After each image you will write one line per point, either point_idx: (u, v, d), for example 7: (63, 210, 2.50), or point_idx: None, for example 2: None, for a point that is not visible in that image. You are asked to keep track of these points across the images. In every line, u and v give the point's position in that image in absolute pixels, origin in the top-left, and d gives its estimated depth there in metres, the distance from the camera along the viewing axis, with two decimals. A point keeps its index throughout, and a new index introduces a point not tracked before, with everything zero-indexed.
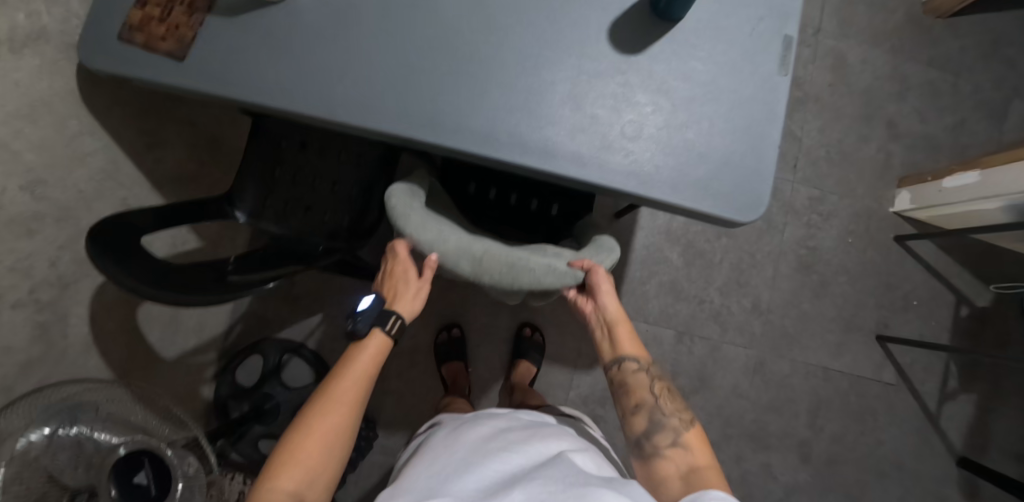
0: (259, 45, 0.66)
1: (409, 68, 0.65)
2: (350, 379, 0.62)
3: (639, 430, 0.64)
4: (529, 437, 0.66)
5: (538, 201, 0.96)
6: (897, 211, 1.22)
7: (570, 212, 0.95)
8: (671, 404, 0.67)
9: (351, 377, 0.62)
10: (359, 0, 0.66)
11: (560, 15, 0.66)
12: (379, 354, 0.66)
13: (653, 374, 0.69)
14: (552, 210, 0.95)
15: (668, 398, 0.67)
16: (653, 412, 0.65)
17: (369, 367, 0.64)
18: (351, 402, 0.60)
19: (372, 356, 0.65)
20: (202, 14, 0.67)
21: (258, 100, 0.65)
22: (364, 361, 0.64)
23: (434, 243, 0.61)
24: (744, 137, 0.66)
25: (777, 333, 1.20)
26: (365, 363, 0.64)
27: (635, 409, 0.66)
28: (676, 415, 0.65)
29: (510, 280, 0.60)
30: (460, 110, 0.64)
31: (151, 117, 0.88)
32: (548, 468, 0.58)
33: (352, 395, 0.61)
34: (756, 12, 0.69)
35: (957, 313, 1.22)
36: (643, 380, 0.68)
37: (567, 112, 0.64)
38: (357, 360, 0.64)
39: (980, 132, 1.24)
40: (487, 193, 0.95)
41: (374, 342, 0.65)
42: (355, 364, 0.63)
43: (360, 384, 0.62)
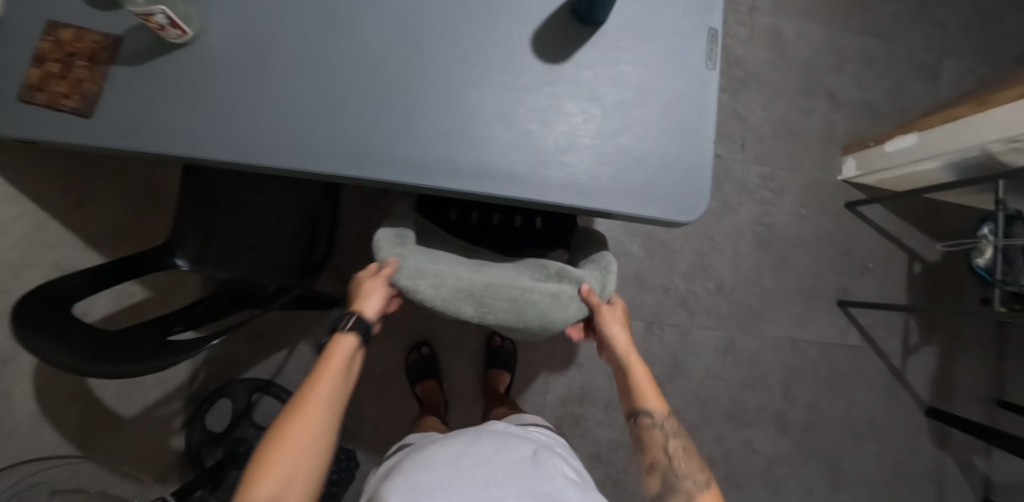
0: (170, 92, 0.63)
1: (332, 102, 0.63)
2: (329, 375, 0.60)
3: (654, 491, 0.65)
4: (499, 446, 0.64)
5: (522, 215, 0.90)
6: (844, 179, 1.25)
7: (557, 223, 0.89)
8: (687, 465, 0.66)
9: (329, 376, 0.60)
10: (272, 36, 0.64)
11: (481, 32, 0.64)
12: (351, 353, 0.63)
13: (671, 430, 0.66)
14: (537, 224, 0.89)
15: (684, 460, 0.66)
16: (668, 474, 0.65)
17: (342, 367, 0.62)
18: (330, 402, 0.59)
19: (346, 356, 0.62)
20: (105, 66, 0.63)
21: (177, 150, 0.62)
22: (342, 358, 0.62)
23: (432, 292, 0.59)
24: (678, 137, 0.65)
25: (743, 311, 1.22)
26: (344, 360, 0.62)
27: (650, 468, 0.67)
28: (690, 477, 0.64)
29: (516, 316, 0.60)
30: (389, 140, 0.62)
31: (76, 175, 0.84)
32: (523, 478, 0.59)
33: (330, 395, 0.59)
34: (680, 7, 0.68)
35: (912, 271, 1.26)
36: (659, 438, 0.66)
37: (497, 131, 0.63)
38: (335, 357, 0.62)
39: (916, 93, 1.28)
40: (470, 216, 0.89)
41: (348, 342, 0.63)
42: (334, 363, 0.61)
43: (339, 378, 0.61)
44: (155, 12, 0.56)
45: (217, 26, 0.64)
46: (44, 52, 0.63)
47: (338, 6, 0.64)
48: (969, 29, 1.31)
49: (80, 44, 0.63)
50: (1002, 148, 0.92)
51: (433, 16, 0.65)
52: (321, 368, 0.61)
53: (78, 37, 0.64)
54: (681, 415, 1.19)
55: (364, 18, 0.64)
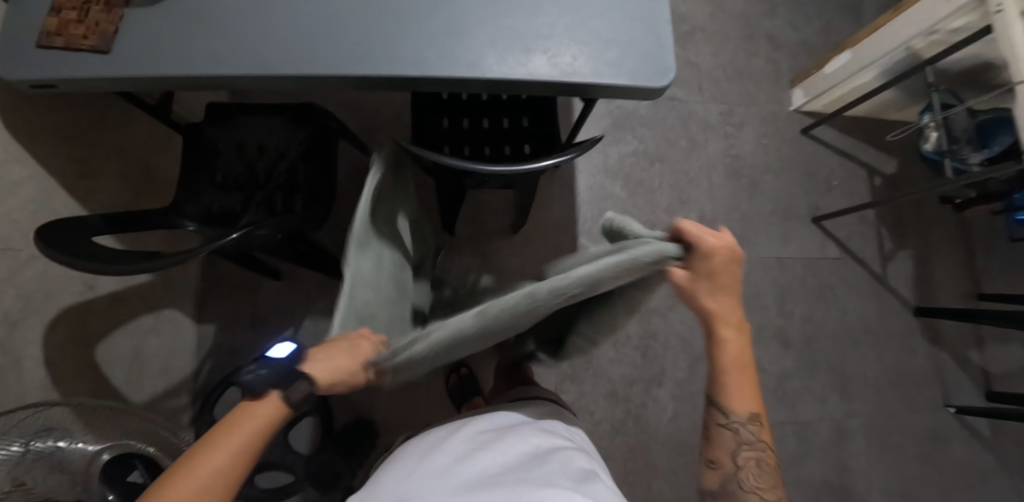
0: (180, 24, 0.69)
1: (331, 19, 0.70)
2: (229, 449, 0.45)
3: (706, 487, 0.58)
4: (427, 439, 0.63)
5: (510, 145, 0.97)
6: (796, 108, 1.37)
7: (543, 149, 0.96)
8: (755, 478, 0.56)
9: (223, 453, 0.44)
10: None
11: None
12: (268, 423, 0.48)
13: (748, 438, 0.57)
14: (525, 149, 0.96)
15: (754, 473, 0.56)
16: (728, 480, 0.56)
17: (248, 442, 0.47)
18: (216, 494, 0.43)
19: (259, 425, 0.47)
20: (120, 9, 0.69)
21: (192, 71, 0.67)
22: (257, 420, 0.47)
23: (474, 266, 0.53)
24: (640, 20, 0.74)
25: (728, 237, 1.29)
26: (266, 421, 0.48)
27: (710, 464, 0.59)
28: (755, 493, 0.55)
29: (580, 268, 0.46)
30: (387, 44, 0.69)
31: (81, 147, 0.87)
32: (404, 466, 0.57)
33: (218, 480, 0.43)
34: None
35: (874, 184, 1.37)
36: (727, 440, 0.57)
37: (483, 28, 0.70)
38: (244, 423, 0.47)
39: (844, 30, 1.44)
40: (462, 152, 0.95)
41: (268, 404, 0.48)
42: (239, 433, 0.46)
43: (238, 463, 0.45)
44: None
45: None
46: (60, 3, 0.69)
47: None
48: None
49: None
50: (923, 43, 1.06)
51: None
52: (232, 428, 0.46)
53: None
54: (687, 342, 1.23)
55: None
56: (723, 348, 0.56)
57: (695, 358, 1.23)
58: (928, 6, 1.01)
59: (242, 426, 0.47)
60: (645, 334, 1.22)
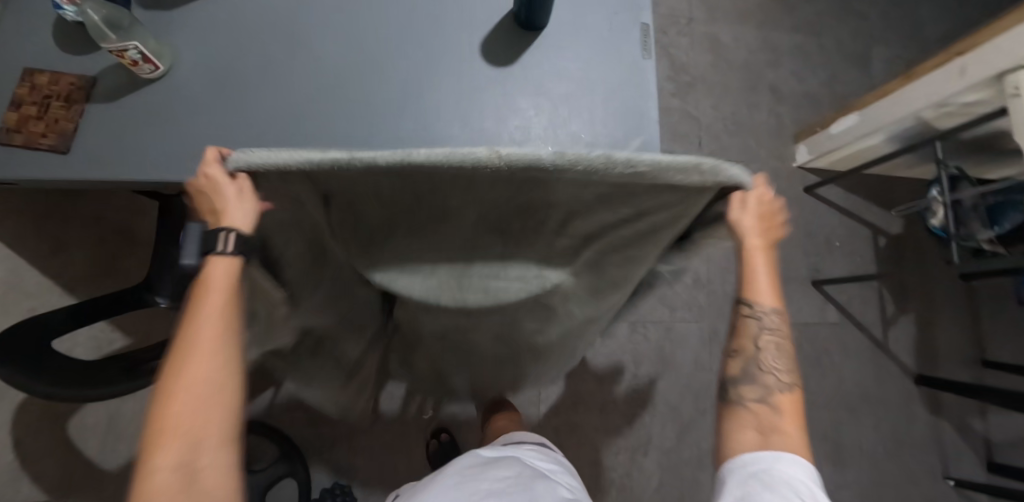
0: (144, 123, 0.66)
1: (298, 119, 0.66)
2: (201, 322, 0.42)
3: (726, 376, 0.59)
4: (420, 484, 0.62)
5: None
6: (799, 165, 1.32)
7: None
8: (775, 361, 0.57)
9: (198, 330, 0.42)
10: (238, 64, 0.68)
11: (432, 42, 0.70)
12: (226, 279, 0.43)
13: (774, 326, 0.56)
14: None
15: (776, 355, 0.56)
16: (751, 362, 0.57)
17: (216, 304, 0.43)
18: (212, 366, 0.43)
19: (215, 287, 0.43)
20: (81, 105, 0.66)
21: (154, 176, 0.64)
22: (217, 290, 0.43)
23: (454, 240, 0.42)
24: (625, 119, 0.70)
25: (723, 301, 1.25)
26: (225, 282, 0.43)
27: (732, 354, 0.59)
28: (774, 373, 0.56)
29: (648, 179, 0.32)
30: (357, 147, 0.66)
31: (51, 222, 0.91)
32: None
33: (211, 349, 0.43)
34: (611, 8, 0.74)
35: (878, 244, 1.32)
36: (752, 328, 0.56)
37: (457, 130, 0.67)
38: (205, 298, 0.43)
39: (851, 81, 1.39)
40: None
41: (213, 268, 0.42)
42: (205, 308, 0.43)
43: (219, 334, 0.43)
44: (128, 47, 0.60)
45: (184, 60, 0.68)
46: (20, 96, 0.67)
47: (299, 31, 0.69)
48: (889, 18, 1.45)
49: (57, 86, 0.67)
50: (934, 113, 1.01)
51: (387, 32, 0.70)
52: (194, 304, 0.43)
53: (55, 80, 0.67)
54: (676, 409, 1.20)
55: (322, 40, 0.69)
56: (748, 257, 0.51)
57: (683, 426, 1.20)
58: (941, 78, 0.95)
59: (208, 292, 0.43)
60: (633, 401, 1.19)
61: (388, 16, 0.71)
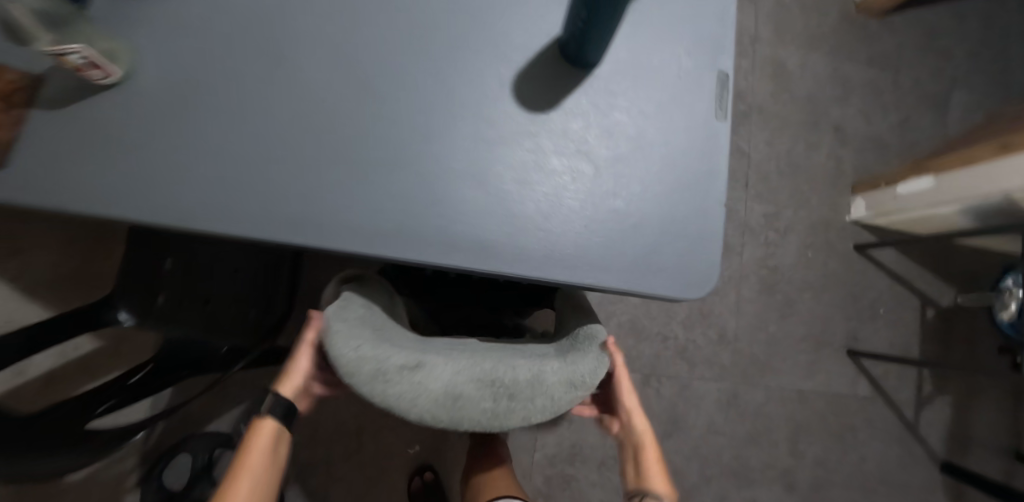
0: (76, 136, 0.51)
1: (271, 155, 0.52)
2: (244, 479, 0.50)
3: None
4: None
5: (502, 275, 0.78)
6: (853, 219, 1.18)
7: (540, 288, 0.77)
8: None
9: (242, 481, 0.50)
10: (203, 74, 0.53)
11: (453, 72, 0.55)
12: (272, 442, 0.53)
13: None
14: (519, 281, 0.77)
15: None
16: None
17: (260, 462, 0.52)
18: None
19: (264, 448, 0.53)
20: (16, 107, 0.51)
21: (82, 210, 0.50)
22: (263, 450, 0.52)
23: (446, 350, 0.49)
24: (679, 197, 0.58)
25: (747, 361, 1.14)
26: (270, 446, 0.53)
27: None
28: None
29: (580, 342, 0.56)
30: (343, 202, 0.52)
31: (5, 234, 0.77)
32: None
33: None
34: (684, 47, 0.60)
35: (925, 316, 1.18)
36: None
37: (472, 193, 0.53)
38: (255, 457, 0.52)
39: (926, 128, 1.22)
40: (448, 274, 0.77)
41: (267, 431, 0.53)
42: (250, 464, 0.51)
43: (258, 490, 0.51)
44: (70, 51, 0.46)
45: (134, 60, 0.52)
46: None
47: (282, 38, 0.54)
48: (978, 59, 1.27)
49: None
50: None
51: (395, 51, 0.54)
52: (242, 457, 0.52)
53: None
54: (681, 473, 1.10)
55: (311, 53, 0.54)
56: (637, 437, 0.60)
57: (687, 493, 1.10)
58: None
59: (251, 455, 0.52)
60: None
61: (398, 27, 0.55)
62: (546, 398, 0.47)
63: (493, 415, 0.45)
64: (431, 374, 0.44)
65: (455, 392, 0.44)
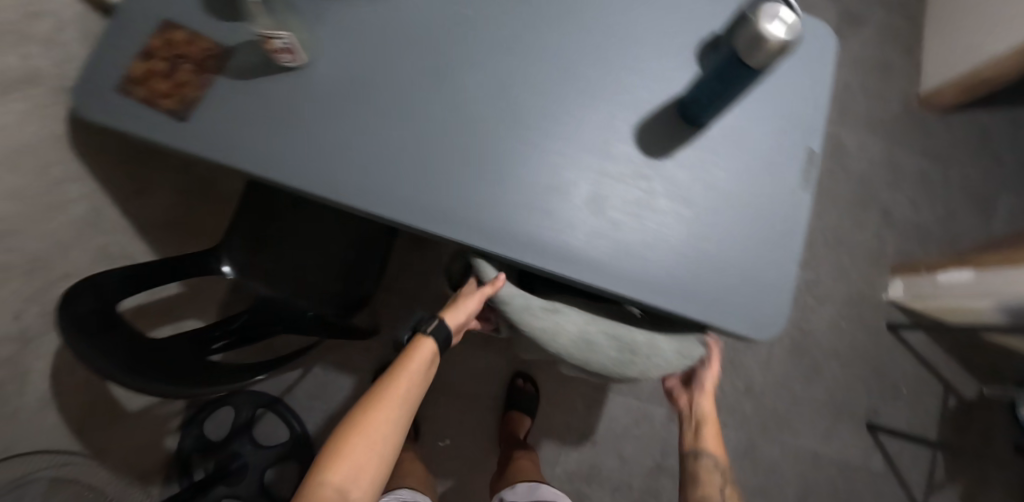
0: (265, 111, 0.62)
1: (427, 152, 0.61)
2: (404, 380, 0.62)
3: None
4: None
5: None
6: (890, 299, 1.24)
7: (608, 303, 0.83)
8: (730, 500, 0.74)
9: (404, 382, 0.62)
10: (380, 76, 0.63)
11: (586, 111, 0.64)
12: (427, 359, 0.64)
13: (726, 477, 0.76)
14: None
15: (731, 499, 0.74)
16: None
17: (416, 372, 0.63)
18: (395, 413, 0.60)
19: (421, 360, 0.64)
20: (210, 75, 0.63)
21: (262, 171, 0.60)
22: (420, 362, 0.64)
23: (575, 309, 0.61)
24: (760, 250, 0.66)
25: (769, 416, 1.18)
26: (424, 362, 0.64)
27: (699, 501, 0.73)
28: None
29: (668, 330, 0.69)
30: (479, 203, 0.61)
31: (146, 174, 0.83)
32: None
33: (399, 404, 0.60)
34: (781, 124, 0.69)
35: (946, 404, 1.21)
36: (716, 479, 0.75)
37: (589, 214, 0.62)
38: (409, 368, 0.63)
39: (972, 225, 1.27)
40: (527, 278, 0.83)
41: (425, 347, 0.64)
42: (410, 368, 0.63)
43: (411, 391, 0.62)
44: (278, 37, 0.55)
45: (321, 55, 0.63)
46: (152, 48, 0.64)
47: (449, 57, 0.63)
48: None
49: (192, 48, 0.63)
50: None
51: (540, 86, 0.64)
52: (402, 365, 0.63)
53: (192, 41, 0.64)
54: None
55: (471, 74, 0.63)
56: (705, 412, 0.79)
57: None
58: None
59: (409, 366, 0.63)
60: (649, 490, 1.14)
61: (547, 66, 0.64)
62: (660, 357, 0.59)
63: (616, 362, 0.58)
64: (568, 322, 0.57)
65: (588, 338, 0.57)
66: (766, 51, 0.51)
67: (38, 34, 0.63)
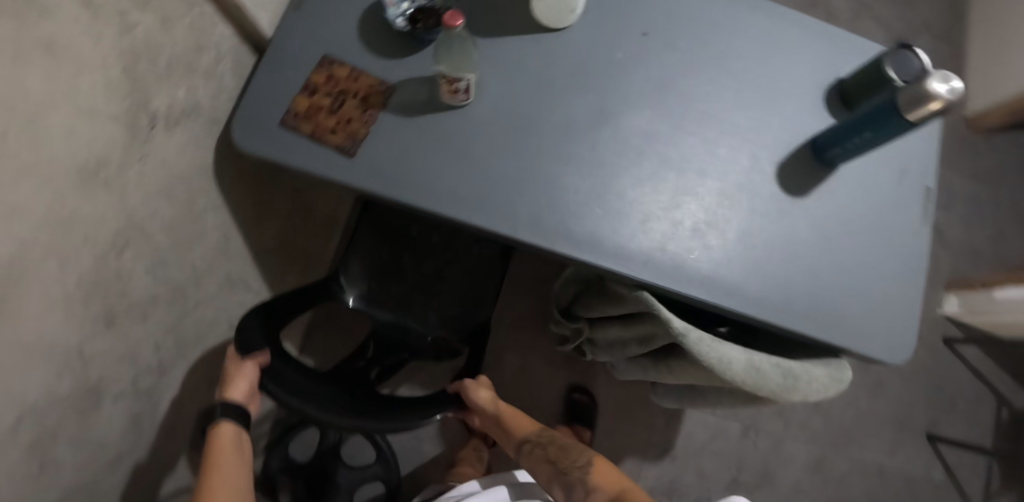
0: (432, 149, 0.63)
1: (592, 189, 0.64)
2: (218, 465, 0.63)
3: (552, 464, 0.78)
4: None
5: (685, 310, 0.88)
6: (945, 314, 1.30)
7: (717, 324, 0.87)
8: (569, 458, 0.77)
9: (221, 464, 0.63)
10: (543, 116, 0.65)
11: (732, 152, 0.68)
12: (229, 440, 0.65)
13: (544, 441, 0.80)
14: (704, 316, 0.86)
15: (563, 456, 0.78)
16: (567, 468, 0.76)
17: (228, 453, 0.64)
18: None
19: (225, 444, 0.65)
20: (375, 111, 0.64)
21: (434, 207, 0.61)
22: (226, 445, 0.65)
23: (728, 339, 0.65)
24: (894, 281, 0.69)
25: (836, 429, 1.23)
26: (228, 444, 0.65)
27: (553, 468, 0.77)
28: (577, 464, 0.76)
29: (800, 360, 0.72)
30: (644, 238, 0.63)
31: (267, 202, 0.86)
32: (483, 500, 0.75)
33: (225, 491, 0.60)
34: (901, 162, 0.73)
35: (999, 415, 1.27)
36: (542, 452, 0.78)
37: (742, 250, 0.65)
38: (219, 452, 0.64)
39: (1019, 242, 1.34)
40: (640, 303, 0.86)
41: (223, 429, 0.66)
42: (222, 453, 0.64)
43: (232, 473, 0.63)
44: (463, 79, 0.59)
45: (485, 96, 0.65)
46: (315, 83, 0.64)
47: (608, 100, 0.67)
48: None
49: (354, 84, 0.65)
50: None
51: (690, 127, 0.68)
52: (212, 453, 0.64)
53: (354, 77, 0.65)
54: None
55: (628, 116, 0.67)
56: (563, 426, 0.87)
57: None
58: None
59: (222, 450, 0.64)
60: None
61: (695, 108, 0.69)
62: (819, 384, 0.62)
63: (783, 388, 0.61)
64: (737, 352, 0.60)
65: (755, 364, 0.60)
66: (927, 110, 0.55)
67: (202, 68, 0.65)
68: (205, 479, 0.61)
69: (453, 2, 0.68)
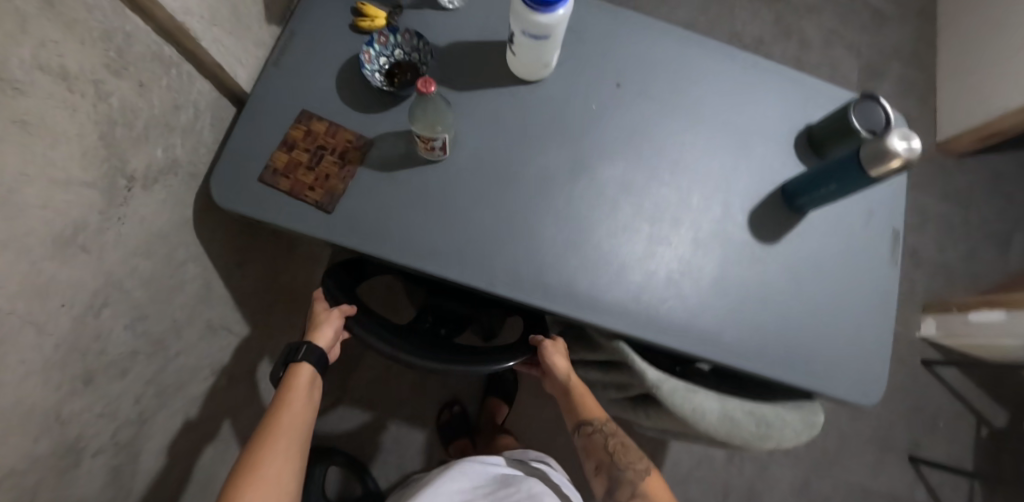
0: (410, 203, 0.64)
1: (570, 240, 0.65)
2: (288, 412, 0.61)
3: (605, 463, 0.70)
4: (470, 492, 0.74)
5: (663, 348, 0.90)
6: (923, 336, 1.32)
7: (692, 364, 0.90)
8: (627, 457, 0.69)
9: (293, 407, 0.62)
10: (520, 170, 0.67)
11: (705, 199, 0.70)
12: (306, 386, 0.64)
13: (612, 430, 0.70)
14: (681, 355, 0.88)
15: (624, 453, 0.69)
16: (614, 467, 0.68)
17: (304, 399, 0.64)
18: (293, 448, 0.60)
19: (301, 388, 0.64)
20: (354, 166, 0.65)
21: (413, 262, 0.62)
22: (300, 390, 0.64)
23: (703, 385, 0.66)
24: (864, 322, 0.71)
25: (820, 452, 1.24)
26: (304, 389, 0.64)
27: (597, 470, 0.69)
28: (631, 468, 0.68)
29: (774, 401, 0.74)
30: (621, 288, 0.65)
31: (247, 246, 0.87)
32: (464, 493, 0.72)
33: (294, 439, 0.60)
34: (867, 205, 0.76)
35: (979, 434, 1.29)
36: (598, 440, 0.70)
37: (716, 297, 0.67)
38: (295, 388, 0.63)
39: (993, 263, 1.37)
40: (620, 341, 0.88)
41: (302, 376, 0.64)
42: (296, 395, 0.63)
43: (302, 420, 0.62)
44: (438, 138, 0.61)
45: (463, 150, 0.67)
46: (293, 138, 0.65)
47: (583, 151, 0.69)
48: None
49: (333, 139, 0.66)
50: None
51: (664, 176, 0.70)
52: (284, 398, 0.63)
53: (332, 132, 0.66)
54: None
55: (604, 166, 0.69)
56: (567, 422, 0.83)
57: None
58: None
59: (291, 395, 0.63)
60: None
61: (669, 157, 0.71)
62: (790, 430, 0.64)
63: (756, 435, 0.62)
64: (711, 400, 0.62)
65: (728, 413, 0.61)
66: (889, 166, 0.57)
67: (180, 126, 0.66)
68: (272, 415, 0.61)
69: (430, 58, 0.69)
